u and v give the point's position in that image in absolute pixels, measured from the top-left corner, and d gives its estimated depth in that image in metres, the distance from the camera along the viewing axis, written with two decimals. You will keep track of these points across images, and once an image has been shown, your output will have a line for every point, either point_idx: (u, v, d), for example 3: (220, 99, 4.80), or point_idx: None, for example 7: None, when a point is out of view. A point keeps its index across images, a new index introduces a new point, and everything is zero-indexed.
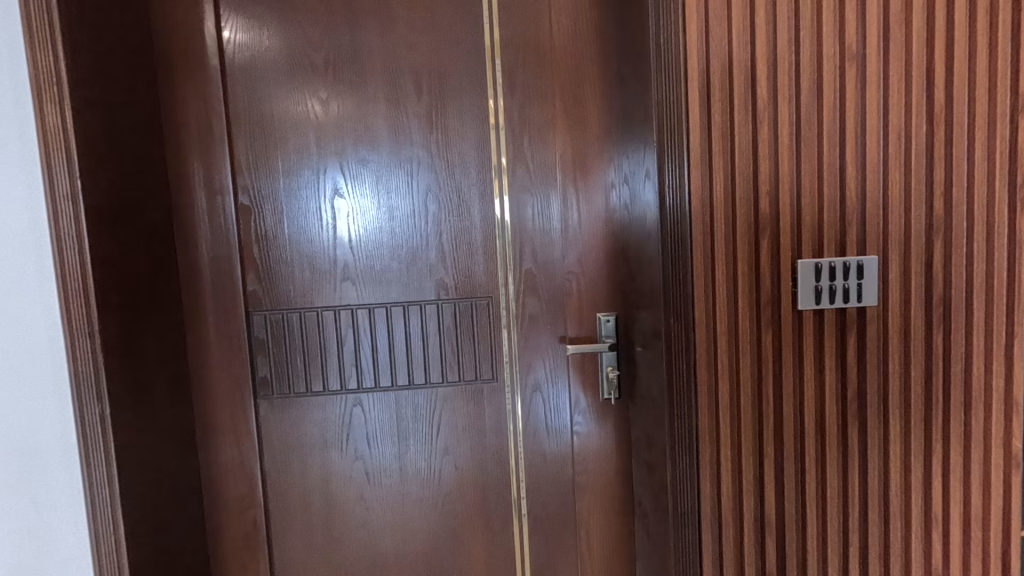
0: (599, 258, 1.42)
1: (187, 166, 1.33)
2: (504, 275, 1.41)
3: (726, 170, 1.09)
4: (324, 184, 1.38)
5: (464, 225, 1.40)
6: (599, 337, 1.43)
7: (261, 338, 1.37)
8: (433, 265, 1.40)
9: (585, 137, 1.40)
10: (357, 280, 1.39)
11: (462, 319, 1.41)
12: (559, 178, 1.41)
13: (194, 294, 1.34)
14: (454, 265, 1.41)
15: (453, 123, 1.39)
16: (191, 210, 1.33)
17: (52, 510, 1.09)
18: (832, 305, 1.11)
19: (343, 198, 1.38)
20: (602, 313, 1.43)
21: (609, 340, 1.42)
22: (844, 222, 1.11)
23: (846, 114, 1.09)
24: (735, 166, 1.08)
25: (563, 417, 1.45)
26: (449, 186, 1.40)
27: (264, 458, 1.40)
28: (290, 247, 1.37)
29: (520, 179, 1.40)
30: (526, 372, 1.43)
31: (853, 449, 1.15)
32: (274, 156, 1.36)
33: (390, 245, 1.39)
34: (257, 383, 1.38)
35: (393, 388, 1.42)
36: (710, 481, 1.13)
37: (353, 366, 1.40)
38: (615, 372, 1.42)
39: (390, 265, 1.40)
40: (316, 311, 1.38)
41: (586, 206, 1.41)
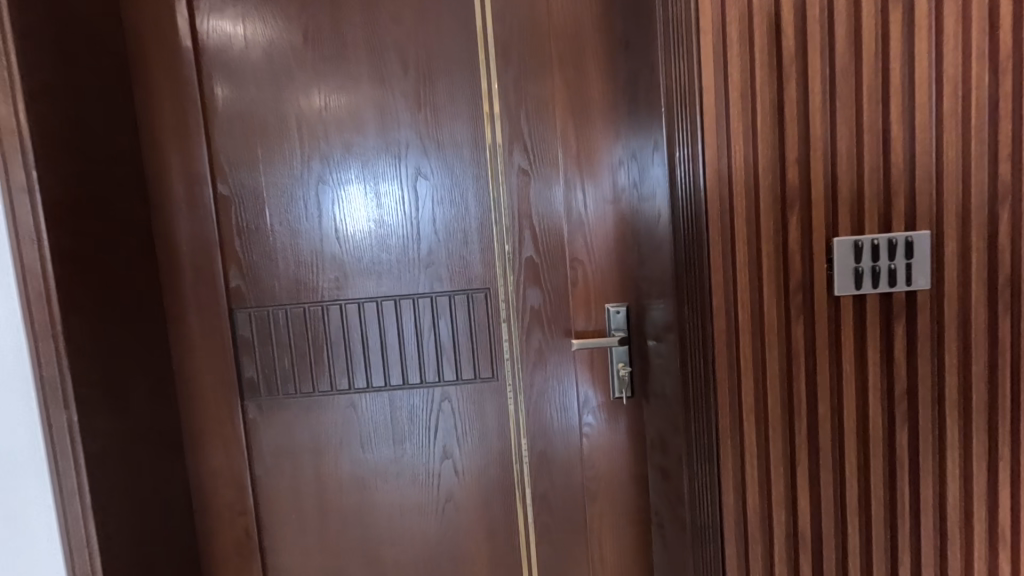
0: (606, 244, 1.29)
1: (165, 157, 1.25)
2: (502, 266, 1.29)
3: (747, 136, 0.94)
4: (308, 173, 1.28)
5: (459, 213, 1.29)
6: (607, 331, 1.30)
7: (246, 338, 1.30)
8: (426, 255, 1.30)
9: (588, 111, 1.27)
10: (346, 275, 1.30)
11: (458, 314, 1.30)
12: (560, 157, 1.28)
13: (175, 292, 1.28)
14: (449, 255, 1.30)
15: (443, 100, 1.28)
16: (170, 204, 1.26)
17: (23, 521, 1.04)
18: (875, 289, 0.96)
19: (327, 186, 1.29)
20: (611, 305, 1.30)
21: (619, 334, 1.29)
22: (889, 192, 0.95)
23: (890, 65, 0.93)
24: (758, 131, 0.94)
25: (570, 418, 1.33)
26: (441, 170, 1.29)
27: (254, 462, 1.33)
28: (275, 241, 1.29)
29: (518, 159, 1.28)
30: (529, 370, 1.32)
31: (902, 456, 0.99)
32: (254, 142, 1.27)
33: (380, 237, 1.29)
34: (244, 385, 1.31)
35: (386, 388, 1.32)
36: (733, 493, 0.99)
37: (343, 366, 1.31)
38: (627, 369, 1.28)
39: (380, 257, 1.30)
40: (303, 308, 1.30)
41: (591, 186, 1.28)
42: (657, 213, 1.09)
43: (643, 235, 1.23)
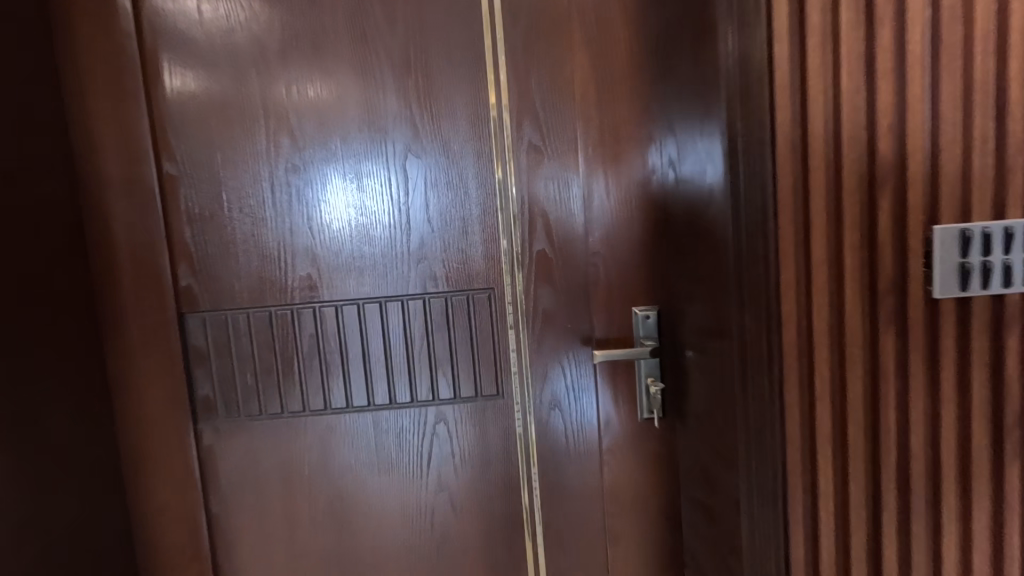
0: (632, 235, 1.08)
1: (97, 129, 1.03)
2: (508, 262, 1.08)
3: (829, 98, 0.74)
4: (274, 150, 1.06)
5: (457, 198, 1.08)
6: (635, 340, 1.09)
7: (200, 348, 1.08)
8: (418, 248, 1.08)
9: (613, 76, 1.05)
10: (320, 272, 1.08)
11: (456, 320, 1.09)
12: (578, 131, 1.07)
13: (111, 292, 1.05)
14: (445, 250, 1.08)
15: (437, 62, 1.06)
16: (103, 185, 1.04)
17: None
18: (985, 292, 0.76)
19: (298, 166, 1.06)
20: (639, 308, 1.08)
21: (648, 343, 1.07)
22: (1005, 169, 0.75)
23: (1011, 6, 0.73)
24: (850, 86, 0.73)
25: (589, 442, 1.12)
26: (435, 146, 1.07)
27: (211, 496, 1.11)
28: (234, 233, 1.06)
29: (528, 133, 1.07)
30: (541, 386, 1.11)
31: (1011, 500, 0.80)
32: (208, 112, 1.05)
33: (362, 227, 1.08)
34: (198, 405, 1.09)
35: (370, 408, 1.10)
36: (803, 542, 0.81)
37: (318, 382, 1.09)
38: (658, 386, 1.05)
39: (362, 251, 1.08)
40: (268, 312, 1.08)
41: (614, 166, 1.07)
42: (705, 194, 0.88)
43: (679, 224, 1.01)
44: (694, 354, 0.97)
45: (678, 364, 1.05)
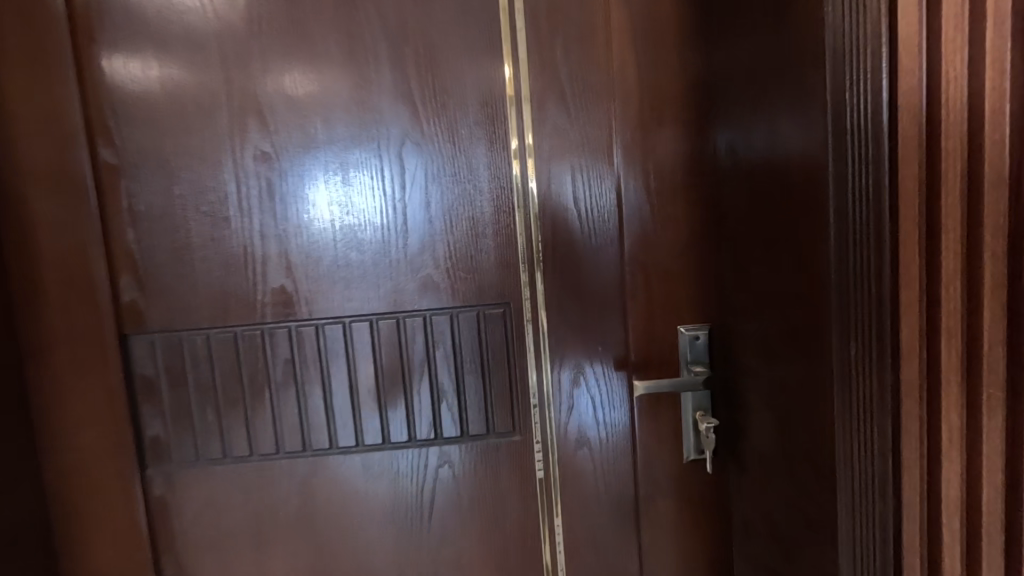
0: (678, 237, 0.89)
1: (15, 107, 0.82)
2: (528, 270, 0.89)
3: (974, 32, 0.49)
4: (239, 134, 0.86)
5: (465, 194, 0.88)
6: (680, 366, 0.90)
7: (148, 378, 0.87)
8: (417, 255, 0.89)
9: (656, 43, 0.87)
10: (296, 284, 0.88)
11: (463, 342, 0.90)
12: (612, 112, 0.88)
13: (36, 310, 0.85)
14: (450, 256, 0.89)
15: (439, 28, 0.86)
16: (23, 178, 0.83)
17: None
18: None
19: (269, 154, 0.86)
20: (685, 326, 0.89)
21: (698, 371, 0.88)
22: None
23: None
24: None
25: (624, 486, 0.94)
26: (437, 129, 0.88)
27: (164, 557, 0.91)
28: (190, 235, 0.86)
29: (553, 114, 0.88)
30: (566, 419, 0.92)
31: None
32: (155, 87, 0.84)
33: (348, 229, 0.88)
34: (146, 447, 0.88)
35: (358, 448, 0.91)
36: None
37: (295, 417, 0.90)
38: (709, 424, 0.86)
39: (348, 258, 0.88)
40: (232, 332, 0.87)
41: (656, 155, 0.88)
42: (790, 186, 0.69)
43: (739, 225, 0.82)
44: (766, 386, 0.79)
45: (739, 394, 0.86)
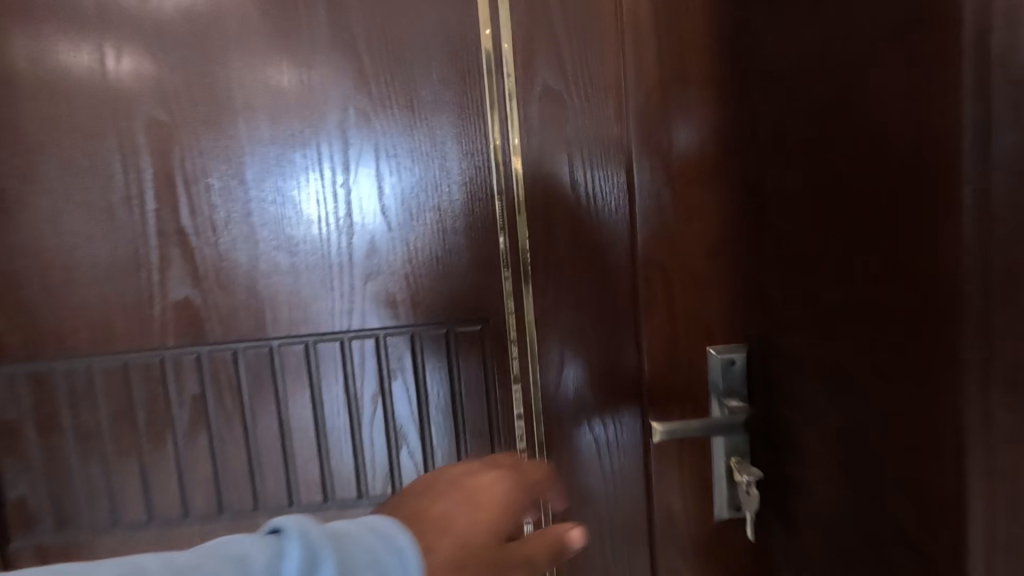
0: (706, 233, 0.69)
1: None
2: (512, 279, 0.69)
3: None
4: (126, 100, 0.64)
5: (428, 177, 0.68)
6: (712, 401, 0.70)
7: (10, 422, 0.66)
8: (364, 258, 0.68)
9: None
10: (205, 296, 0.66)
11: (428, 371, 0.70)
12: (619, 72, 0.68)
13: None
14: (409, 259, 0.68)
15: None
16: None
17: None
18: None
19: (166, 126, 0.65)
20: (716, 349, 0.70)
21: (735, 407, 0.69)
22: None
23: None
24: None
25: (637, 552, 0.74)
26: (391, 92, 0.66)
27: None
28: (62, 234, 0.65)
29: (543, 71, 0.67)
30: (564, 469, 0.73)
31: None
32: (13, 39, 0.64)
33: (272, 224, 0.66)
34: (10, 512, 0.67)
35: (291, 510, 0.70)
36: None
37: (207, 471, 0.68)
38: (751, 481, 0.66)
39: (275, 263, 0.67)
40: (122, 361, 0.66)
41: (677, 127, 0.68)
42: (870, 158, 0.48)
43: (781, 215, 0.61)
44: (824, 430, 0.58)
45: (781, 438, 0.65)
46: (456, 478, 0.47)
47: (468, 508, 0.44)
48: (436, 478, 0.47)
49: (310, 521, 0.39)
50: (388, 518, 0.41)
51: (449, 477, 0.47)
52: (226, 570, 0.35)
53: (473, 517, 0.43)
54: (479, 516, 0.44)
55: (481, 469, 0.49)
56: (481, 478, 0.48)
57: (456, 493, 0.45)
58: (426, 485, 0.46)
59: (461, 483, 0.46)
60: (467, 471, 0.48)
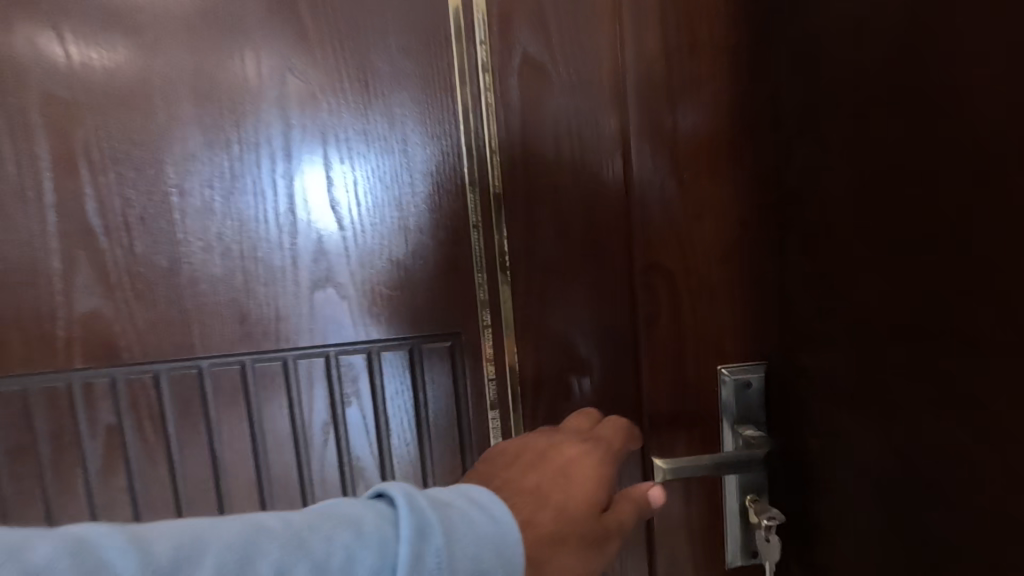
0: (716, 231, 0.58)
1: None
2: (486, 286, 0.59)
3: None
4: (17, 72, 0.53)
5: (386, 164, 0.57)
6: (724, 428, 0.60)
7: None
8: (311, 261, 0.57)
9: None
10: (118, 308, 0.55)
11: (390, 394, 0.59)
12: (613, 40, 0.57)
13: None
14: (364, 263, 0.57)
15: None
16: None
17: (56, 527, 0.29)
18: None
19: (66, 104, 0.54)
20: (729, 368, 0.60)
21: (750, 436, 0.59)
22: None
23: None
24: None
25: None
26: (339, 63, 0.55)
27: None
28: None
29: (523, 39, 0.56)
30: None
31: None
32: None
33: (199, 222, 0.55)
34: None
35: None
36: None
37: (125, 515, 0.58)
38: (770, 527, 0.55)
39: (201, 267, 0.56)
40: (21, 386, 0.56)
41: (682, 105, 0.57)
42: (931, 140, 0.38)
43: (807, 211, 0.51)
44: (855, 474, 0.48)
45: (801, 477, 0.55)
46: (546, 445, 0.45)
47: (563, 482, 0.42)
48: (527, 443, 0.45)
49: (413, 488, 0.35)
50: (488, 489, 0.37)
51: (540, 443, 0.45)
52: (340, 536, 0.32)
53: (570, 491, 0.41)
54: (575, 489, 0.41)
55: (572, 439, 0.46)
56: (574, 450, 0.45)
57: (549, 466, 0.43)
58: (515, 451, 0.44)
59: (553, 452, 0.44)
60: (556, 440, 0.46)
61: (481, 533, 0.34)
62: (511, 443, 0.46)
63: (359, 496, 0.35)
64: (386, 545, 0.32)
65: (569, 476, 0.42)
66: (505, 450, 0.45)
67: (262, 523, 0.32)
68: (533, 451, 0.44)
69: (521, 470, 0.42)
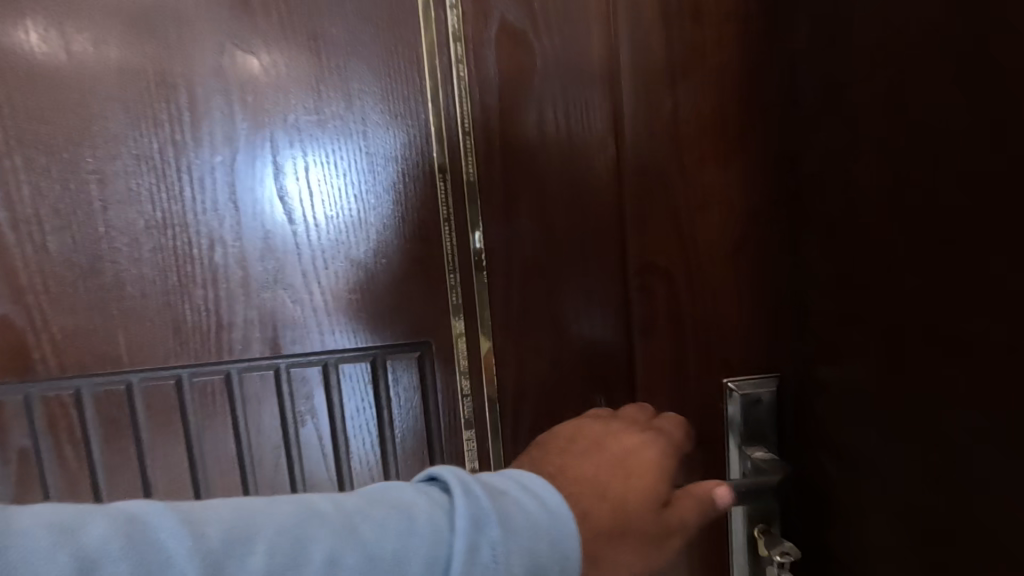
0: (723, 226, 0.51)
1: None
2: (460, 289, 0.51)
3: None
4: None
5: (343, 148, 0.49)
6: (731, 449, 0.53)
7: None
8: (258, 259, 0.49)
9: None
10: (33, 315, 0.48)
11: (351, 412, 0.52)
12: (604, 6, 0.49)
13: None
14: (319, 264, 0.50)
15: None
16: None
17: (111, 503, 0.28)
18: None
19: None
20: (736, 383, 0.52)
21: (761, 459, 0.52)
22: None
23: None
24: None
25: None
26: (287, 31, 0.48)
27: None
28: None
29: (501, 4, 0.49)
30: None
31: None
32: None
33: (124, 215, 0.48)
34: None
35: None
36: None
37: None
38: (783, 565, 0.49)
39: (127, 268, 0.48)
40: None
41: (682, 81, 0.50)
42: (1006, 113, 0.31)
43: (831, 203, 0.44)
44: (883, 508, 0.41)
45: (818, 507, 0.48)
46: (604, 430, 0.42)
47: (620, 475, 0.39)
48: (584, 426, 0.43)
49: (470, 476, 0.33)
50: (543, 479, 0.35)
51: (596, 427, 0.43)
52: (391, 524, 0.30)
53: (629, 485, 0.39)
54: (634, 482, 0.39)
55: (631, 425, 0.44)
56: (633, 438, 0.42)
57: (607, 456, 0.40)
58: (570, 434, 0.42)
59: (611, 439, 0.41)
60: (614, 426, 0.43)
61: (537, 524, 0.32)
62: (565, 425, 0.43)
63: (410, 480, 0.34)
64: (439, 536, 0.30)
65: (630, 467, 0.40)
66: (560, 433, 0.42)
67: (316, 506, 0.30)
68: (589, 437, 0.41)
69: (576, 457, 0.39)
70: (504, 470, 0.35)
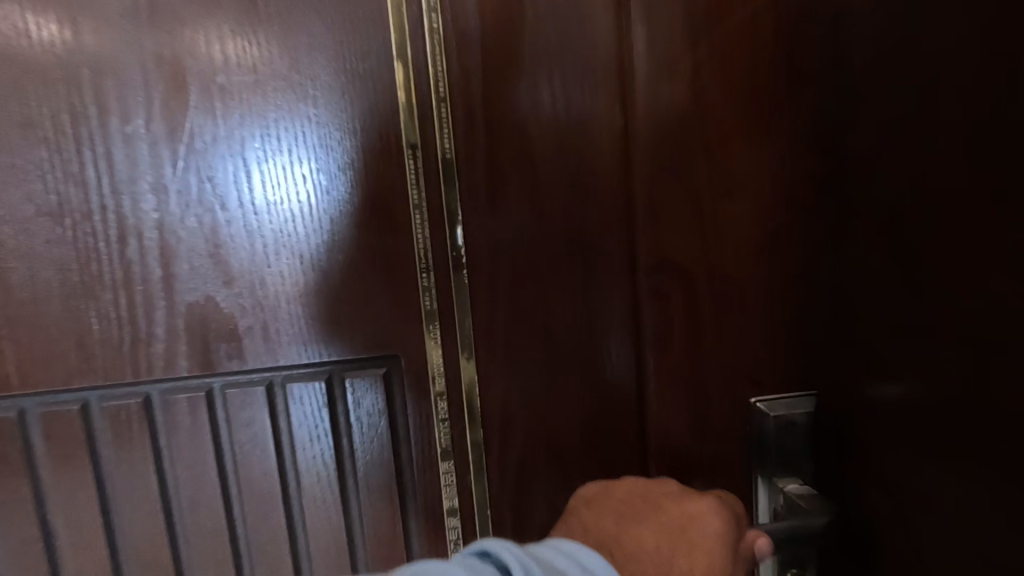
0: (752, 216, 0.43)
1: None
2: (434, 292, 0.42)
3: None
4: None
5: (288, 118, 0.40)
6: (759, 479, 0.45)
7: None
8: (183, 256, 0.40)
9: None
10: None
11: (303, 443, 0.43)
12: None
13: None
14: (258, 260, 0.41)
15: None
16: None
17: None
18: None
19: None
20: (766, 403, 0.44)
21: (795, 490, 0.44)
22: None
23: None
24: None
25: None
26: None
27: None
28: None
29: None
30: None
31: None
32: None
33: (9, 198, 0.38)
34: None
35: None
36: None
37: None
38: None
39: (16, 264, 0.39)
40: None
41: (704, 39, 0.41)
42: None
43: (891, 184, 0.35)
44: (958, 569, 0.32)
45: (866, 555, 0.40)
46: (662, 496, 0.38)
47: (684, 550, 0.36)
48: (641, 493, 0.39)
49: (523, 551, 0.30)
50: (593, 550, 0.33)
51: (653, 491, 0.39)
52: None
53: (692, 559, 0.36)
54: (698, 557, 0.36)
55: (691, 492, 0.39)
56: (695, 506, 0.37)
57: (666, 526, 0.37)
58: (629, 502, 0.39)
59: (673, 507, 0.38)
60: (675, 490, 0.39)
61: None
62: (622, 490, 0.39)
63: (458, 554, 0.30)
64: None
65: (692, 542, 0.36)
66: (613, 499, 0.39)
67: None
68: (645, 500, 0.38)
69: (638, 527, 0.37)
70: (550, 539, 0.33)
